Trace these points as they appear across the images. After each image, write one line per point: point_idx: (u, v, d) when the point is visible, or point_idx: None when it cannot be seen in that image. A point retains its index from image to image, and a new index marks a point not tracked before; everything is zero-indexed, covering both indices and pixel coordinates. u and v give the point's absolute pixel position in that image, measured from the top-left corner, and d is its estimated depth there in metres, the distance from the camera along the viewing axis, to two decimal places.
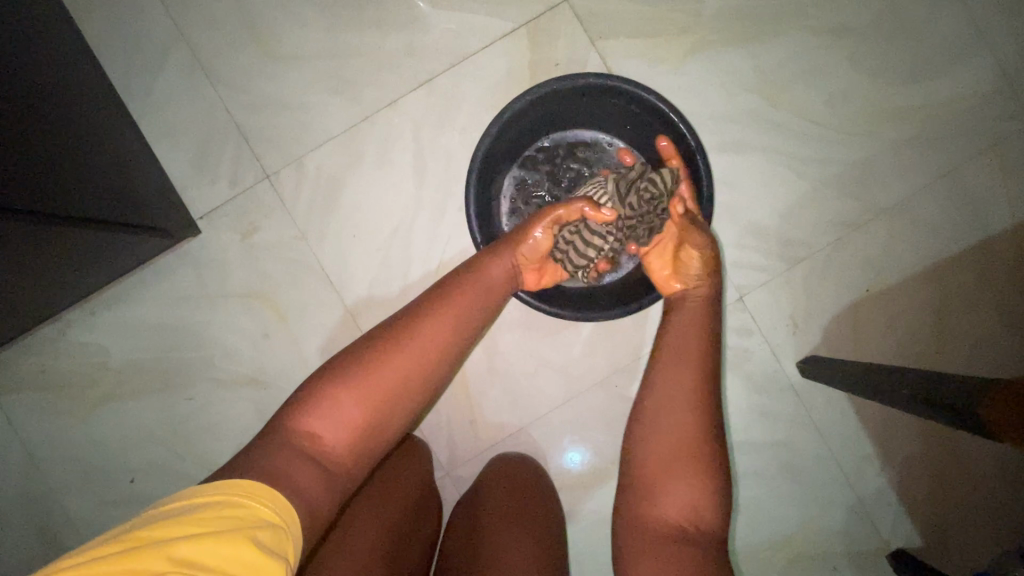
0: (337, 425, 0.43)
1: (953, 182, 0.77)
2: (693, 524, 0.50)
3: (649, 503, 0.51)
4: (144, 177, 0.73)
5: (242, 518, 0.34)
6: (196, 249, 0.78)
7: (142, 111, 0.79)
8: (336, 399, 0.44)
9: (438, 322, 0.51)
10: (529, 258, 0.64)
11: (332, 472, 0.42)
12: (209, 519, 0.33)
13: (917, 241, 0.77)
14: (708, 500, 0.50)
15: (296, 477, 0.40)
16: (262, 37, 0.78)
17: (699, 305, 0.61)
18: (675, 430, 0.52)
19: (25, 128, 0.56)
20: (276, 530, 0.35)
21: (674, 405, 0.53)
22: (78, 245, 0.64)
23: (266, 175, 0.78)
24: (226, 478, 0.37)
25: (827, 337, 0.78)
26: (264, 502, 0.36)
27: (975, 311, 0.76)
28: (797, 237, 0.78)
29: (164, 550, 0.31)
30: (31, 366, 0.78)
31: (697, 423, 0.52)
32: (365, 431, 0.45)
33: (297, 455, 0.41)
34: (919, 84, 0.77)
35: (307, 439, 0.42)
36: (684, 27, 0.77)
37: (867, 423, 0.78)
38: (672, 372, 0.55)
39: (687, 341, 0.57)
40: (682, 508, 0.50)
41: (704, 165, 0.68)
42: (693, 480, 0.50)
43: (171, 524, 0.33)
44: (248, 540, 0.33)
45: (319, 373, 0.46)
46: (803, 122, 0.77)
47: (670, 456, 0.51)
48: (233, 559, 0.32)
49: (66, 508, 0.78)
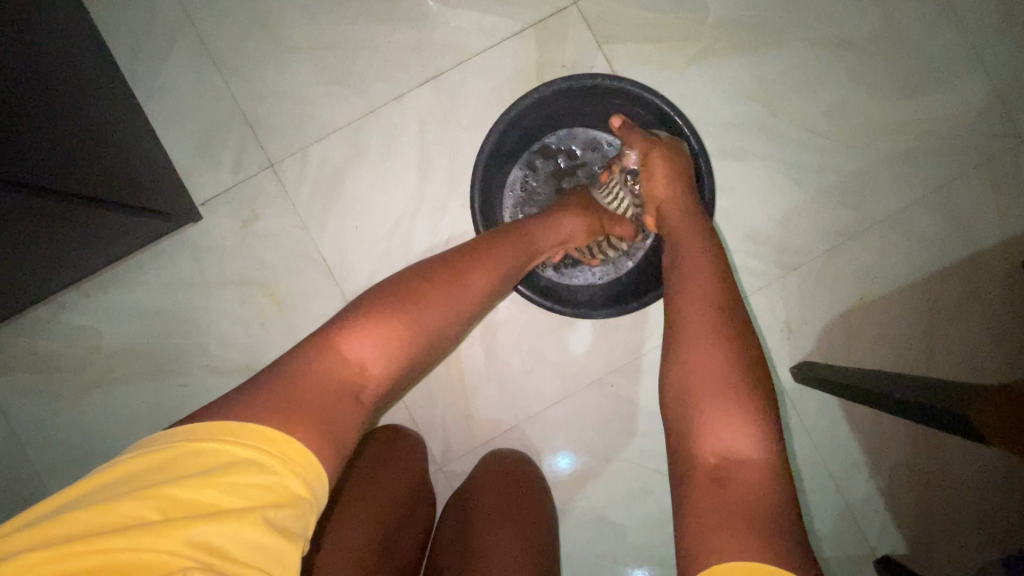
0: (375, 348, 0.43)
1: (945, 197, 0.79)
2: (735, 459, 0.44)
3: (684, 445, 0.47)
4: (147, 160, 0.73)
5: (268, 489, 0.33)
6: (196, 236, 0.78)
7: (147, 97, 0.78)
8: (382, 326, 0.44)
9: (483, 268, 0.54)
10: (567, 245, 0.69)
11: (364, 403, 0.42)
12: (233, 486, 0.33)
13: (909, 252, 0.79)
14: (748, 431, 0.45)
15: (328, 407, 0.39)
16: (271, 26, 0.78)
17: (682, 223, 0.62)
18: (700, 362, 0.49)
19: (25, 103, 0.55)
20: (300, 502, 0.35)
21: (696, 335, 0.50)
22: (81, 225, 0.64)
23: (270, 163, 0.78)
24: (252, 417, 0.36)
25: (821, 343, 0.79)
26: (292, 466, 0.35)
27: (965, 323, 0.78)
28: (793, 244, 0.79)
29: (184, 530, 0.31)
30: (23, 347, 0.77)
31: (724, 352, 0.49)
32: (402, 361, 0.45)
33: (336, 380, 0.41)
34: (914, 100, 0.79)
35: (347, 360, 0.42)
36: (688, 35, 0.78)
37: (857, 430, 0.79)
38: (687, 307, 0.53)
39: (699, 276, 0.55)
40: (717, 442, 0.45)
41: (706, 167, 0.72)
42: (724, 411, 0.46)
43: (198, 488, 0.32)
44: (263, 520, 0.32)
45: (356, 305, 0.46)
46: (802, 132, 0.79)
47: (700, 388, 0.48)
48: (247, 543, 0.32)
49: (52, 492, 0.77)
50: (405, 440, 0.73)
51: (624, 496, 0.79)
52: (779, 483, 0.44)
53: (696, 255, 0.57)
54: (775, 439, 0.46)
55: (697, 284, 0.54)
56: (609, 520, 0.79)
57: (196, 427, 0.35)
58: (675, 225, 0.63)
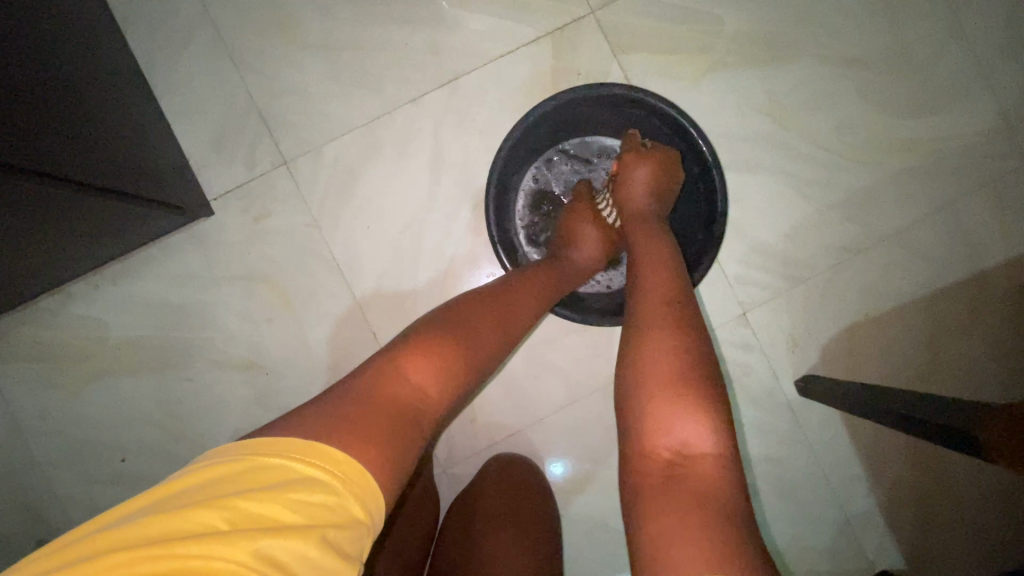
0: (428, 371, 0.46)
1: (951, 215, 0.80)
2: (686, 452, 0.44)
3: (636, 440, 0.47)
4: (159, 153, 0.73)
5: (329, 508, 0.34)
6: (207, 230, 0.78)
7: (163, 89, 0.78)
8: (433, 356, 0.47)
9: (526, 294, 0.59)
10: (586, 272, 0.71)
11: (423, 424, 0.44)
12: (301, 504, 0.33)
13: (914, 269, 0.80)
14: (701, 424, 0.45)
15: (392, 423, 0.41)
16: (288, 23, 0.78)
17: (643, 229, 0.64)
18: (654, 357, 0.49)
19: (37, 88, 0.54)
20: (357, 525, 0.35)
21: (652, 330, 0.51)
22: (95, 216, 0.64)
23: (284, 161, 0.78)
24: (288, 436, 0.37)
25: (825, 357, 0.80)
26: (352, 487, 0.35)
27: (967, 341, 0.78)
28: (800, 258, 0.80)
29: (252, 542, 0.31)
30: (28, 336, 0.77)
31: (678, 348, 0.49)
32: (453, 387, 0.48)
33: (402, 402, 0.43)
34: (923, 119, 0.80)
35: (406, 382, 0.45)
36: (702, 46, 0.79)
37: (859, 444, 0.80)
38: (646, 305, 0.53)
39: (657, 278, 0.56)
40: (669, 436, 0.45)
41: (720, 179, 0.72)
42: (674, 407, 0.46)
43: (265, 502, 0.33)
44: (324, 541, 0.33)
45: (407, 338, 0.49)
46: (812, 147, 0.80)
47: (654, 380, 0.48)
48: (307, 560, 0.32)
49: (52, 482, 0.77)
50: None
51: None
52: (731, 479, 0.44)
53: (656, 260, 0.58)
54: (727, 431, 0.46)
55: (656, 286, 0.55)
56: (610, 527, 0.79)
57: (265, 442, 0.36)
58: (638, 231, 0.64)
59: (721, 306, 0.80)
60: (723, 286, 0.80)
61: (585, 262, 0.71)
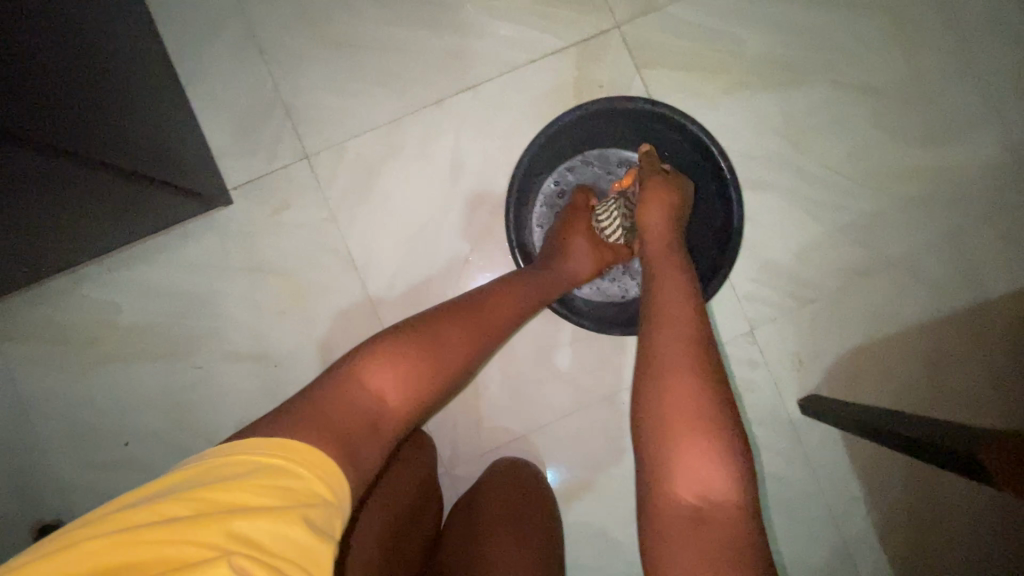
0: (393, 377, 0.46)
1: (958, 244, 0.81)
2: (709, 502, 0.44)
3: (656, 483, 0.46)
4: (182, 141, 0.73)
5: (293, 490, 0.35)
6: (225, 219, 0.78)
7: (189, 77, 0.79)
8: (398, 361, 0.47)
9: (496, 308, 0.58)
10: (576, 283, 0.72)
11: (382, 431, 0.44)
12: (267, 487, 0.34)
13: (920, 295, 0.81)
14: (722, 471, 0.45)
15: (349, 431, 0.41)
16: (317, 20, 0.79)
17: (659, 251, 0.61)
18: (674, 399, 0.47)
19: (68, 71, 0.55)
20: (326, 504, 0.36)
21: (666, 364, 0.49)
22: (122, 198, 0.65)
23: (305, 154, 0.79)
24: (280, 436, 0.38)
25: (828, 378, 0.81)
26: (315, 471, 0.37)
27: (968, 369, 0.80)
28: (808, 278, 0.81)
29: (223, 521, 0.32)
30: (39, 315, 0.77)
31: (698, 385, 0.47)
32: (418, 394, 0.48)
33: (359, 407, 0.43)
34: (935, 149, 0.81)
35: (364, 390, 0.45)
36: (723, 66, 0.81)
37: (859, 466, 0.80)
38: (659, 334, 0.51)
39: (672, 311, 0.52)
40: (694, 484, 0.44)
41: (736, 196, 0.74)
42: (696, 450, 0.45)
43: (229, 488, 0.33)
44: (299, 518, 0.33)
45: (379, 337, 0.49)
46: (825, 170, 0.81)
47: (676, 421, 0.46)
48: (283, 537, 0.32)
49: (55, 462, 0.77)
50: (415, 440, 0.74)
51: (625, 513, 0.79)
52: (751, 526, 0.44)
53: (670, 283, 0.56)
54: (746, 474, 0.45)
55: (670, 309, 0.53)
56: (608, 536, 0.79)
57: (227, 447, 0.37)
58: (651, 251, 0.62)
59: (728, 321, 0.81)
60: (731, 302, 0.81)
61: (582, 275, 0.72)
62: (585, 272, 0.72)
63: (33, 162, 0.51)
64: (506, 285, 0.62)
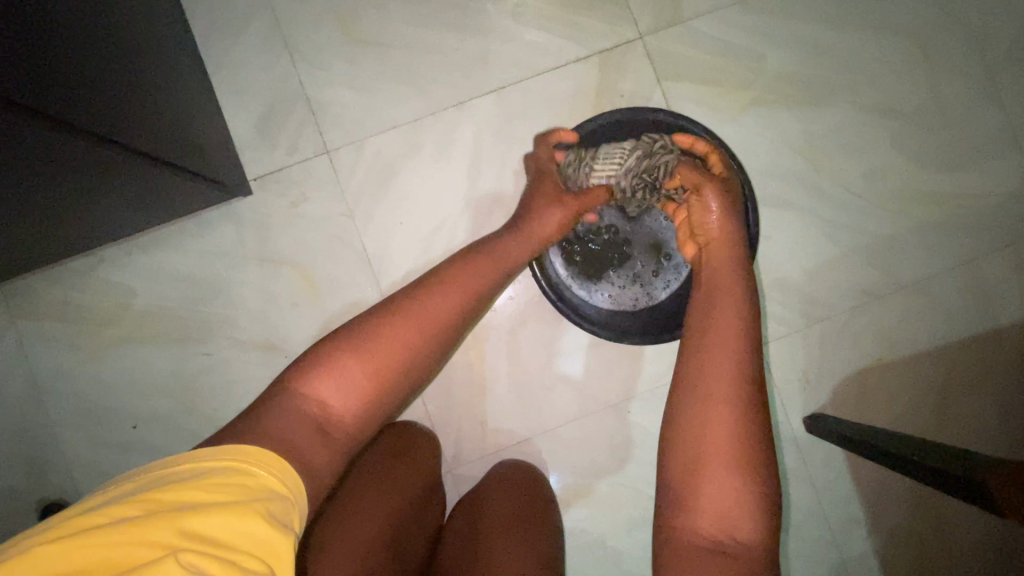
0: (335, 384, 0.47)
1: (971, 271, 0.81)
2: (732, 538, 0.49)
3: (681, 507, 0.52)
4: (206, 130, 0.74)
5: (247, 488, 0.36)
6: (243, 209, 0.79)
7: (216, 68, 0.80)
8: (344, 366, 0.48)
9: (447, 291, 0.57)
10: (546, 237, 0.69)
11: (334, 437, 0.45)
12: (219, 486, 0.36)
13: (931, 319, 0.81)
14: (746, 511, 0.50)
15: (301, 444, 0.42)
16: (345, 18, 0.80)
17: (723, 261, 0.63)
18: (714, 427, 0.52)
19: (88, 48, 0.55)
20: (281, 499, 0.38)
21: (710, 398, 0.53)
22: (145, 183, 0.66)
23: (326, 150, 0.80)
24: (252, 444, 0.40)
25: (835, 398, 0.81)
26: (269, 470, 0.39)
27: (976, 396, 0.80)
28: (820, 297, 0.81)
29: (174, 521, 0.33)
30: (56, 294, 0.78)
31: (736, 421, 0.52)
32: (367, 399, 0.48)
33: (305, 416, 0.44)
34: (953, 174, 0.82)
35: (309, 402, 0.46)
36: (744, 82, 0.81)
37: (861, 487, 0.80)
38: (708, 360, 0.55)
39: (724, 340, 0.56)
40: (718, 520, 0.50)
41: (752, 214, 0.76)
42: (725, 484, 0.50)
43: (182, 489, 0.35)
44: (255, 513, 0.35)
45: (326, 342, 0.50)
46: (841, 190, 0.81)
47: (714, 454, 0.51)
48: (239, 531, 0.34)
49: (62, 441, 0.77)
50: (421, 438, 0.74)
51: (624, 523, 0.79)
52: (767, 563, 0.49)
53: (729, 307, 0.58)
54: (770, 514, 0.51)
55: (720, 338, 0.56)
56: (607, 545, 0.79)
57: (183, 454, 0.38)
58: (713, 258, 0.64)
59: None
60: None
61: (552, 229, 0.69)
62: (554, 226, 0.69)
63: (63, 144, 0.52)
64: (461, 268, 0.61)
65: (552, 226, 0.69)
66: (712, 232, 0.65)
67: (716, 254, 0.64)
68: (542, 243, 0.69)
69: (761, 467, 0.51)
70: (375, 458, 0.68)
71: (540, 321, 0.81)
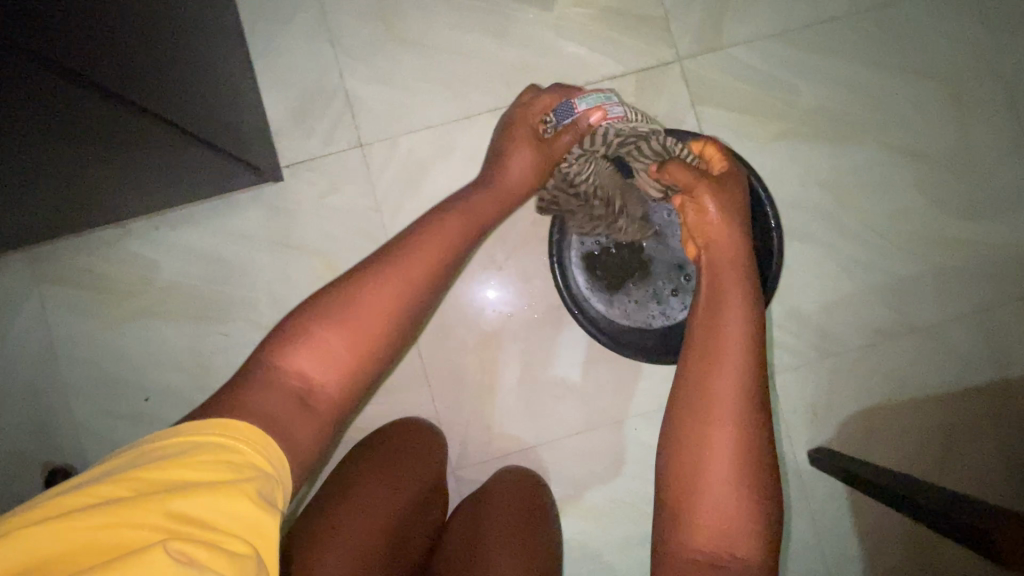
0: (312, 356, 0.48)
1: (986, 319, 0.82)
2: (729, 554, 0.50)
3: (675, 523, 0.53)
4: (245, 113, 0.75)
5: (234, 466, 0.37)
6: (273, 195, 0.80)
7: (259, 54, 0.81)
8: (321, 338, 0.48)
9: (422, 252, 0.56)
10: (513, 188, 0.69)
11: (317, 407, 0.47)
12: (205, 463, 0.36)
13: (943, 364, 0.81)
14: (743, 534, 0.51)
15: (283, 416, 0.44)
16: (390, 16, 0.81)
17: (726, 265, 0.60)
18: (711, 446, 0.52)
19: (152, 28, 0.57)
20: (266, 475, 0.39)
21: (710, 417, 0.52)
22: (186, 158, 0.67)
23: (360, 144, 0.81)
24: (228, 418, 0.40)
25: (841, 433, 0.81)
26: (257, 449, 0.39)
27: (982, 444, 0.80)
28: (834, 332, 0.82)
29: (161, 501, 0.34)
30: (82, 262, 0.79)
31: (736, 441, 0.52)
32: (348, 371, 0.49)
33: (284, 389, 0.45)
34: (976, 222, 0.82)
35: (287, 373, 0.47)
36: (777, 113, 0.82)
37: (860, 525, 0.80)
38: (710, 375, 0.54)
39: (728, 353, 0.54)
40: (714, 540, 0.51)
41: (777, 246, 0.76)
42: (721, 505, 0.51)
43: (169, 467, 0.35)
44: (240, 492, 0.36)
45: (299, 313, 0.50)
46: (864, 228, 0.82)
47: (714, 475, 0.51)
48: (228, 511, 0.35)
49: (73, 407, 0.78)
50: (430, 437, 0.75)
51: (621, 539, 0.80)
52: None
53: (733, 319, 0.56)
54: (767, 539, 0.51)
55: (726, 354, 0.54)
56: (602, 559, 0.80)
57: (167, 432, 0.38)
58: (716, 262, 0.61)
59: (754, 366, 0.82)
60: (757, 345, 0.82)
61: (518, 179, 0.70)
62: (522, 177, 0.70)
63: (115, 115, 0.53)
64: (440, 228, 0.60)
65: (516, 174, 0.70)
66: (716, 234, 0.61)
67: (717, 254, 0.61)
68: (510, 195, 0.70)
69: (761, 486, 0.52)
70: (382, 452, 0.69)
71: (554, 330, 0.81)
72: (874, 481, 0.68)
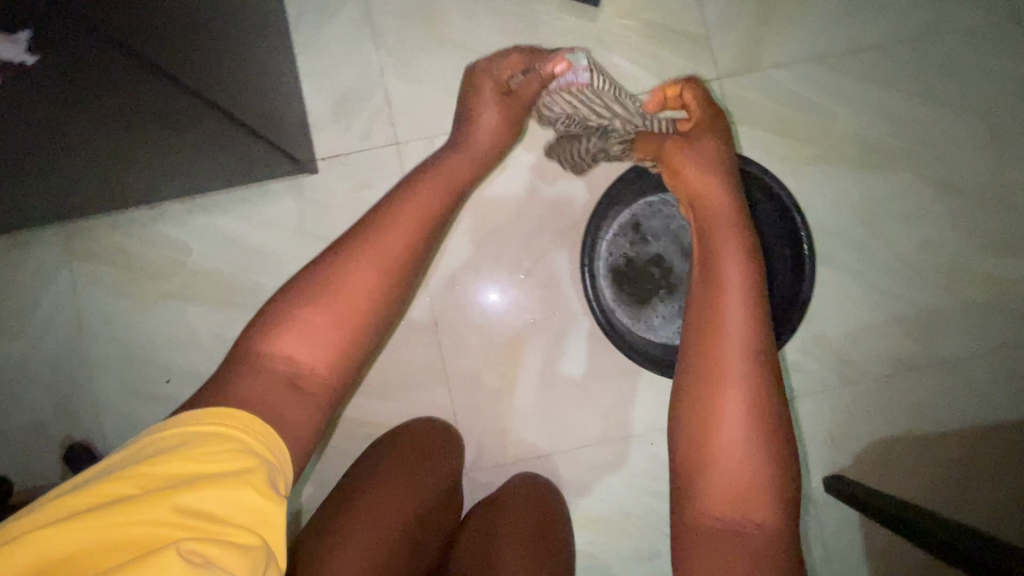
0: (299, 340, 0.47)
1: (1011, 356, 0.81)
2: (748, 521, 0.49)
3: (688, 502, 0.52)
4: (286, 104, 0.75)
5: (238, 456, 0.37)
6: (306, 186, 0.81)
7: (301, 46, 0.82)
8: (305, 322, 0.47)
9: (402, 222, 0.54)
10: (483, 140, 0.68)
11: (309, 391, 0.46)
12: (209, 455, 0.36)
13: (965, 399, 0.81)
14: (762, 501, 0.50)
15: (270, 401, 0.43)
16: (434, 17, 0.82)
17: (721, 210, 0.59)
18: (718, 406, 0.51)
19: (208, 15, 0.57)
20: (268, 463, 0.39)
21: (714, 374, 0.51)
22: (229, 143, 0.67)
23: (396, 141, 0.81)
24: (211, 408, 0.40)
25: (858, 461, 0.81)
26: (258, 437, 0.40)
27: (1000, 481, 0.79)
28: (857, 359, 0.81)
29: (169, 497, 0.34)
30: (113, 240, 0.80)
31: (744, 396, 0.50)
32: (340, 353, 0.48)
33: (272, 375, 0.45)
34: (1007, 259, 0.82)
35: (274, 358, 0.46)
36: (813, 137, 0.82)
37: (872, 555, 0.80)
38: (712, 332, 0.53)
39: (728, 306, 0.53)
40: (732, 509, 0.49)
41: (810, 271, 0.75)
42: (735, 468, 0.50)
43: (173, 463, 0.36)
44: (247, 481, 0.36)
45: (280, 300, 0.49)
46: (893, 258, 0.82)
47: (728, 438, 0.50)
48: (236, 504, 0.35)
49: (95, 383, 0.79)
50: (449, 437, 0.75)
51: (631, 552, 0.79)
52: (788, 549, 0.49)
53: (729, 267, 0.54)
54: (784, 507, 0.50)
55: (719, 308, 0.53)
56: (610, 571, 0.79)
57: (167, 424, 0.38)
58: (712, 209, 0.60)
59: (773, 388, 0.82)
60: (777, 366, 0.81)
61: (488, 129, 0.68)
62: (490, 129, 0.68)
63: (170, 96, 0.54)
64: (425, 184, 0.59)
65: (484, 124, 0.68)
66: (704, 183, 0.61)
67: (704, 207, 0.60)
68: (476, 142, 0.67)
69: (778, 451, 0.50)
70: (399, 450, 0.69)
71: (575, 340, 0.81)
72: (890, 512, 0.67)
